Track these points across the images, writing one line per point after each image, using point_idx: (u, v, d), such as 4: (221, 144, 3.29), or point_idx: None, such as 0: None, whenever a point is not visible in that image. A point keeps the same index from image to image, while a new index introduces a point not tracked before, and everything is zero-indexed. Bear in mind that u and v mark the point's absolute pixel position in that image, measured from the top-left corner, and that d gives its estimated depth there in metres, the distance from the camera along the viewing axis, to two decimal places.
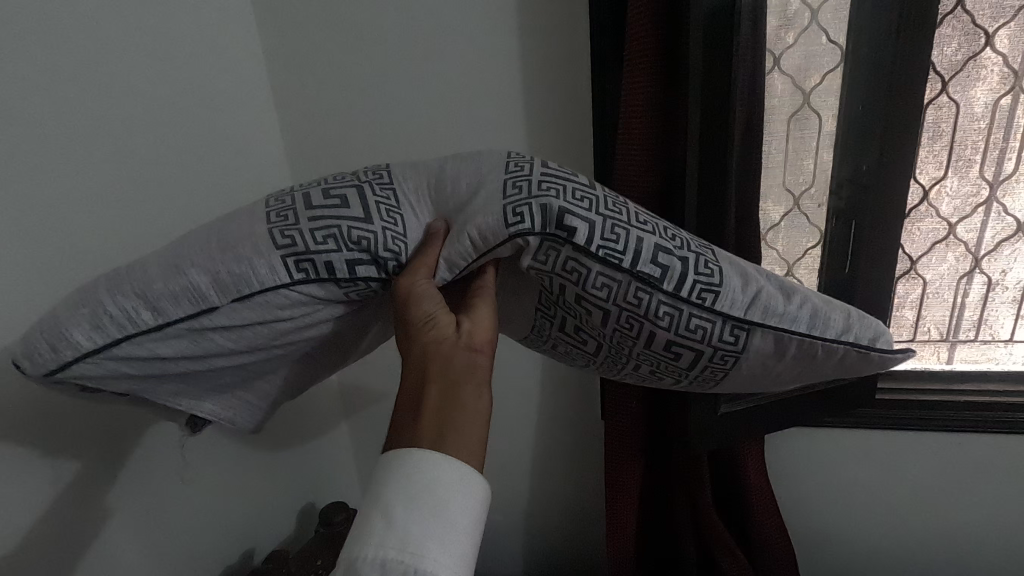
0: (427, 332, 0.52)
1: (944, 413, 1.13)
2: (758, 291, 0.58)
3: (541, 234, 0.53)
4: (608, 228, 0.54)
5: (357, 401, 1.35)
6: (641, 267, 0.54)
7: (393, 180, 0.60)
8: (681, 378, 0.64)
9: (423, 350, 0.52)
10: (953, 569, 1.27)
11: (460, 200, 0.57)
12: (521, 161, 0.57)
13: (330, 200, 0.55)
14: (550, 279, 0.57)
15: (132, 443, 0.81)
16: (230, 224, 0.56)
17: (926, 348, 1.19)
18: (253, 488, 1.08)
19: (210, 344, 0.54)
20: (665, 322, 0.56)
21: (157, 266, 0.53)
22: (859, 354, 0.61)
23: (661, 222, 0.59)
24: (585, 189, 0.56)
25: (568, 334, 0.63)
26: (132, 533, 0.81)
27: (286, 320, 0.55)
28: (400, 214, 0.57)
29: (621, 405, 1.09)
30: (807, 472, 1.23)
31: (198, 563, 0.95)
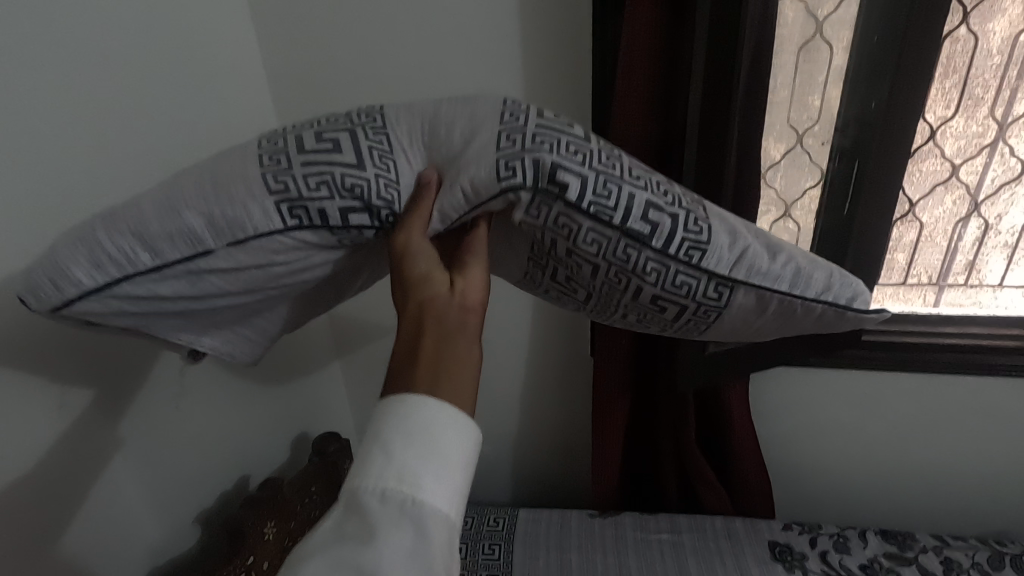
0: (422, 289, 0.51)
1: (928, 355, 1.15)
2: (745, 248, 0.56)
3: (533, 189, 0.50)
4: (599, 183, 0.51)
5: (345, 337, 1.35)
6: (631, 224, 0.52)
7: (387, 123, 0.57)
8: (666, 330, 0.63)
9: (421, 305, 0.51)
10: (917, 502, 1.34)
11: (455, 148, 0.55)
12: (517, 110, 0.55)
13: (322, 144, 0.53)
14: (542, 234, 0.55)
15: (135, 378, 0.80)
16: (223, 163, 0.54)
17: (914, 292, 1.20)
18: (247, 419, 1.09)
19: (210, 285, 0.52)
20: (652, 277, 0.55)
21: (154, 206, 0.51)
22: (836, 314, 0.60)
23: (653, 175, 0.56)
24: (579, 143, 0.53)
25: (558, 283, 0.62)
26: (135, 466, 0.82)
27: (281, 266, 0.54)
28: (394, 160, 0.54)
29: (611, 346, 1.10)
30: (788, 411, 1.26)
31: (199, 492, 0.96)
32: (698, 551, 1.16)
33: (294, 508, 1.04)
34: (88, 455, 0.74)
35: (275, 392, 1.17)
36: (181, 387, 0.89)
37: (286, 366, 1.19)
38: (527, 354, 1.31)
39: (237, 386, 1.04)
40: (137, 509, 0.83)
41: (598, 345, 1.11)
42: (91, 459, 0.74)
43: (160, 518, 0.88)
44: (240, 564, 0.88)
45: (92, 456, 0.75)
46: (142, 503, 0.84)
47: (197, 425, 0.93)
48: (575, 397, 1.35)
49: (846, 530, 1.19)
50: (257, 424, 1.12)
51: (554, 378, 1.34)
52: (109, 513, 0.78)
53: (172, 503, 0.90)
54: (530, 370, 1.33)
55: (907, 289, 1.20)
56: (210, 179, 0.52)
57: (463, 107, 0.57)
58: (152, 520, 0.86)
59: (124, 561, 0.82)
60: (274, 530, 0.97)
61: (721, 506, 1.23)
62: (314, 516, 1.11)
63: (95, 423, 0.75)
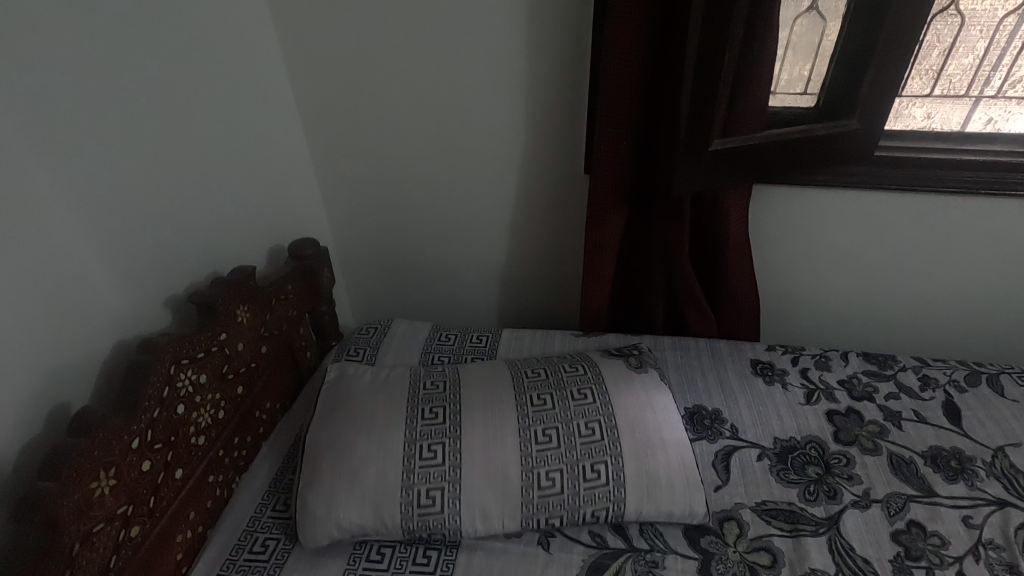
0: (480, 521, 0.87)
1: (945, 174, 1.13)
2: (729, 485, 0.95)
3: (569, 480, 0.89)
4: (603, 457, 0.91)
5: (331, 147, 1.29)
6: (595, 466, 0.90)
7: (463, 409, 0.95)
8: (679, 504, 0.88)
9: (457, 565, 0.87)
10: (904, 333, 1.37)
11: (506, 433, 0.92)
12: (535, 378, 1.01)
13: (426, 467, 0.88)
14: (580, 463, 0.90)
15: (78, 104, 0.75)
16: (352, 448, 0.90)
17: (942, 105, 1.17)
18: (224, 206, 1.05)
19: (345, 488, 0.87)
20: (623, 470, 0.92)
21: (323, 462, 0.90)
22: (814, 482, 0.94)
23: (624, 416, 0.95)
24: (594, 424, 0.94)
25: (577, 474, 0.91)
26: (75, 212, 0.77)
27: (379, 535, 0.87)
28: (463, 436, 0.91)
29: (610, 149, 1.05)
30: (786, 233, 1.25)
31: (168, 266, 0.92)
32: (680, 366, 1.17)
33: (271, 302, 1.03)
34: (27, 171, 0.70)
35: (251, 185, 1.12)
36: (134, 134, 0.84)
37: (260, 161, 1.14)
38: (516, 167, 1.26)
39: (208, 163, 1.00)
40: (98, 254, 0.81)
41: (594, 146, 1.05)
42: (31, 176, 0.71)
43: (127, 274, 0.85)
44: (215, 336, 0.88)
45: (33, 174, 0.71)
46: (103, 250, 0.81)
47: (160, 185, 0.90)
48: (565, 218, 1.31)
49: (828, 353, 1.20)
50: (234, 214, 1.08)
51: (544, 197, 1.29)
52: (64, 246, 0.76)
53: (139, 263, 0.87)
54: (520, 187, 1.28)
55: (939, 100, 1.17)
56: (331, 420, 0.96)
57: (501, 417, 0.94)
58: (117, 272, 0.84)
59: (89, 307, 0.80)
60: (250, 315, 0.97)
61: (707, 328, 1.26)
62: (292, 317, 1.11)
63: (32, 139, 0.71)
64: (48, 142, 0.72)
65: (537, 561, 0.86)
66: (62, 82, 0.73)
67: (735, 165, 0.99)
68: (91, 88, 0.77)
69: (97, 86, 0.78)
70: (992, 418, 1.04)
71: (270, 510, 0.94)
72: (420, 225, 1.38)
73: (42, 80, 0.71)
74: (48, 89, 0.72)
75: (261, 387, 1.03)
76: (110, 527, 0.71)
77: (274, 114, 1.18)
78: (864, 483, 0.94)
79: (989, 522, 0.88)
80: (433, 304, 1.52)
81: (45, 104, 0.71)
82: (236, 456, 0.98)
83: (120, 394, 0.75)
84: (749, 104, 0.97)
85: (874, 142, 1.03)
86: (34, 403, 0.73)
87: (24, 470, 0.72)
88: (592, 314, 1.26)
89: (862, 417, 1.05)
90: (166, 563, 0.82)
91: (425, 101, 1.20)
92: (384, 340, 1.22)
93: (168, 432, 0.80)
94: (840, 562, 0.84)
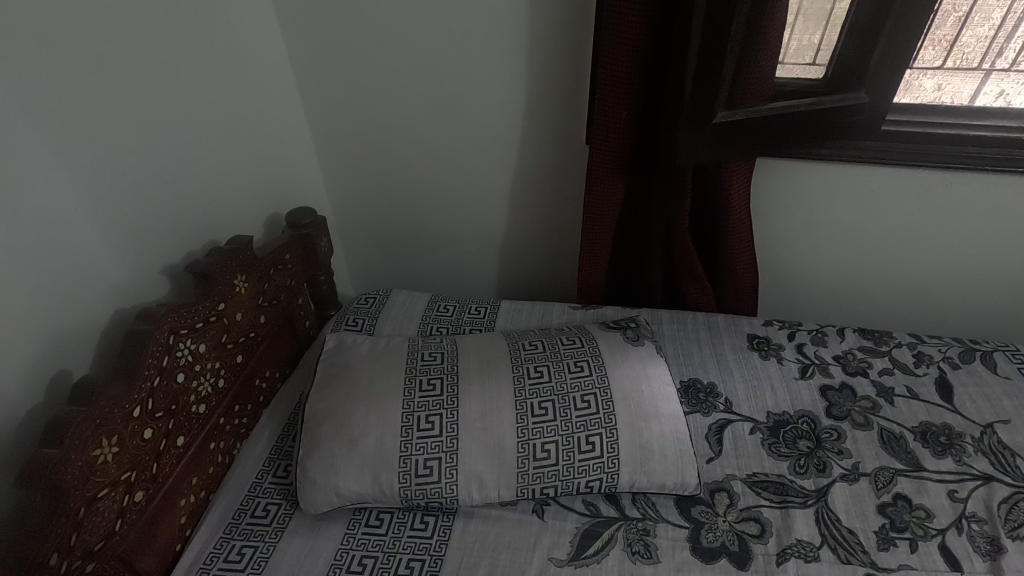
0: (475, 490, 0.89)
1: (952, 150, 1.11)
2: (718, 458, 0.96)
3: (562, 452, 0.90)
4: (597, 429, 0.92)
5: (327, 112, 1.26)
6: (589, 438, 0.91)
7: (460, 379, 0.96)
8: (670, 477, 0.90)
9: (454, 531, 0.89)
10: (900, 309, 1.37)
11: (501, 405, 0.93)
12: (532, 350, 1.02)
13: (423, 438, 0.90)
14: (575, 436, 0.91)
15: (64, 65, 0.73)
16: (349, 418, 0.91)
17: (954, 78, 1.15)
18: (219, 173, 1.03)
19: (342, 459, 0.88)
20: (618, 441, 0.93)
21: (321, 432, 0.91)
22: (802, 457, 0.96)
23: (620, 389, 0.96)
24: (589, 396, 0.95)
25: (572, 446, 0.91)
26: (70, 181, 0.76)
27: (375, 503, 0.89)
28: (457, 408, 0.92)
29: (610, 118, 1.02)
30: (788, 208, 1.24)
31: (165, 235, 0.92)
32: (676, 339, 1.18)
33: (268, 271, 1.02)
34: (16, 136, 0.68)
35: (246, 151, 1.10)
36: (123, 98, 0.82)
37: (255, 126, 1.11)
38: (517, 136, 1.23)
39: (201, 127, 0.97)
40: (92, 222, 0.79)
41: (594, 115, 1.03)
42: (20, 141, 0.69)
43: (122, 243, 0.84)
44: (213, 306, 0.89)
45: (20, 139, 0.69)
46: (96, 218, 0.80)
47: (152, 151, 0.87)
48: (566, 190, 1.30)
49: (825, 328, 1.20)
50: (230, 181, 1.06)
51: (545, 168, 1.27)
52: (55, 213, 0.74)
53: (134, 231, 0.86)
54: (521, 156, 1.26)
55: (950, 72, 1.14)
56: (328, 390, 0.96)
57: (494, 390, 0.94)
58: (113, 240, 0.83)
59: (85, 275, 0.79)
60: (247, 284, 0.97)
61: (705, 302, 1.27)
62: (290, 287, 1.11)
63: (17, 101, 0.68)
64: (34, 105, 0.70)
65: (531, 528, 0.88)
66: (45, 42, 0.70)
67: (739, 138, 0.97)
68: (77, 48, 0.74)
69: (83, 46, 0.75)
70: (983, 394, 1.05)
71: (271, 476, 0.96)
72: (419, 194, 1.37)
73: (24, 39, 0.68)
74: (31, 49, 0.69)
75: (260, 355, 1.04)
76: (114, 492, 0.73)
77: (268, 76, 1.14)
78: (853, 457, 0.96)
79: (974, 496, 0.90)
80: (431, 274, 1.52)
81: (29, 65, 0.69)
82: (237, 423, 0.99)
83: (120, 363, 0.76)
84: (757, 77, 0.95)
85: (881, 115, 1.01)
86: (34, 371, 0.73)
87: (27, 436, 0.73)
88: (588, 287, 1.27)
89: (855, 393, 1.06)
90: (170, 525, 0.84)
91: (427, 68, 1.17)
92: (383, 310, 1.22)
93: (168, 400, 0.81)
94: (826, 533, 0.86)
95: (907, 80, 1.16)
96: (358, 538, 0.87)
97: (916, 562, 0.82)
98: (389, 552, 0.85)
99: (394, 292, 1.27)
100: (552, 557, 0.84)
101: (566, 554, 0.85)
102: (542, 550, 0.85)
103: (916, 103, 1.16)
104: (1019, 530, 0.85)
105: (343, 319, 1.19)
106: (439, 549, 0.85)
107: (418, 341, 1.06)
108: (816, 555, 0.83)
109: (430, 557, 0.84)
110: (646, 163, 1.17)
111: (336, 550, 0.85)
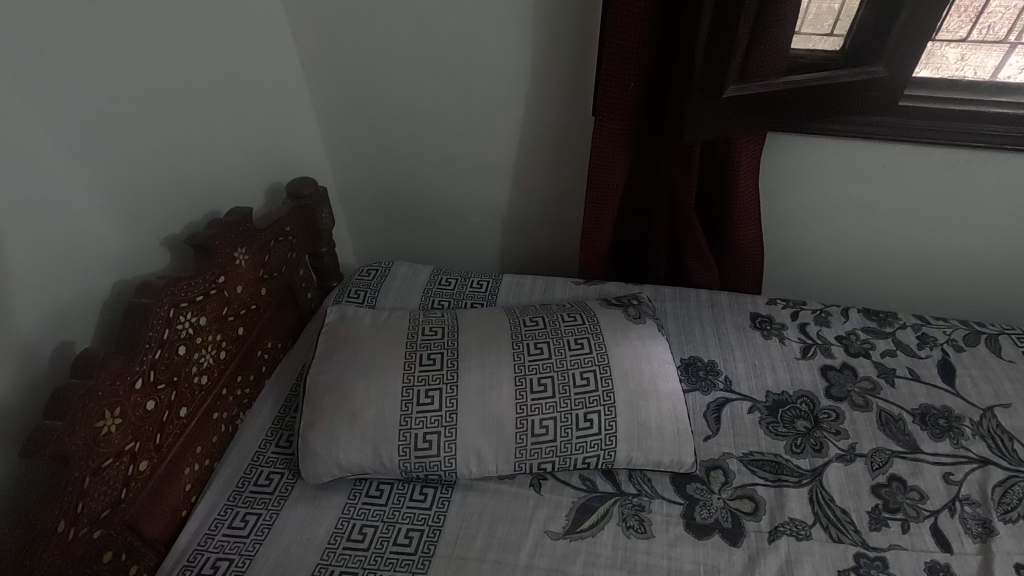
0: (474, 464, 0.90)
1: (971, 127, 1.08)
2: (714, 435, 0.97)
3: (558, 430, 0.91)
4: (596, 404, 0.92)
5: (326, 78, 1.23)
6: (588, 415, 0.92)
7: (460, 354, 0.96)
8: (667, 456, 0.91)
9: (450, 501, 0.90)
10: (906, 289, 1.36)
11: (500, 381, 0.93)
12: (534, 326, 1.02)
13: (423, 411, 0.90)
14: (574, 413, 0.92)
15: (53, 28, 0.70)
16: (349, 391, 0.92)
17: (978, 51, 1.11)
18: (220, 141, 1.01)
19: (342, 433, 0.89)
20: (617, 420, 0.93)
21: (323, 404, 0.92)
22: (800, 438, 0.96)
23: (620, 367, 0.96)
24: (589, 371, 0.95)
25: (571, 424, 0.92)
26: (70, 151, 0.75)
27: (375, 474, 0.91)
28: (456, 383, 0.93)
29: (618, 90, 0.99)
30: (798, 184, 1.22)
31: (166, 206, 0.91)
32: (678, 317, 1.17)
33: (269, 243, 1.02)
34: (7, 103, 0.67)
35: (246, 119, 1.07)
36: (117, 62, 0.79)
37: (255, 94, 1.09)
38: (522, 106, 1.20)
39: (203, 96, 0.96)
40: (92, 192, 0.79)
41: (602, 88, 1.00)
42: (11, 108, 0.67)
43: (121, 214, 0.83)
44: (213, 279, 0.88)
45: (13, 106, 0.67)
46: (93, 188, 0.79)
47: (150, 118, 0.86)
48: (571, 162, 1.27)
49: (829, 308, 1.19)
50: (229, 150, 1.04)
51: (550, 139, 1.24)
52: (51, 184, 0.73)
53: (132, 202, 0.85)
54: (526, 127, 1.23)
55: (975, 43, 1.10)
56: (331, 362, 0.97)
57: (494, 366, 0.95)
58: (113, 211, 0.82)
59: (84, 247, 0.79)
60: (248, 257, 0.96)
61: (709, 279, 1.26)
62: (292, 258, 1.10)
63: (9, 68, 0.66)
64: (26, 69, 0.68)
65: (528, 501, 0.90)
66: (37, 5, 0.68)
67: (750, 113, 0.94)
68: (67, 10, 0.72)
69: (72, 7, 0.72)
70: (985, 377, 1.04)
71: (274, 445, 0.98)
72: (422, 165, 1.34)
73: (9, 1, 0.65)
74: (20, 12, 0.66)
75: (261, 326, 1.04)
76: (119, 462, 0.75)
77: (268, 40, 1.11)
78: (850, 438, 0.96)
79: (969, 479, 0.90)
80: (434, 246, 1.51)
81: (17, 27, 0.66)
82: (240, 393, 1.00)
83: (121, 335, 0.76)
84: (771, 49, 0.91)
85: (897, 94, 0.97)
86: (34, 342, 0.73)
87: (29, 407, 0.74)
88: (591, 261, 1.26)
89: (856, 374, 1.06)
90: (175, 493, 0.86)
91: (428, 34, 1.13)
92: (385, 282, 1.21)
93: (170, 373, 0.82)
94: (819, 512, 0.87)
95: (929, 50, 1.11)
96: (358, 508, 0.89)
97: (907, 543, 0.83)
98: (389, 522, 0.87)
99: (396, 264, 1.27)
100: (548, 530, 0.86)
101: (562, 527, 0.86)
102: (538, 523, 0.87)
103: (936, 75, 1.12)
104: (1010, 513, 0.86)
105: (345, 290, 1.19)
106: (439, 520, 0.87)
107: (419, 314, 1.06)
108: (808, 533, 0.85)
109: (428, 528, 0.86)
110: (653, 135, 1.14)
111: (338, 518, 0.88)
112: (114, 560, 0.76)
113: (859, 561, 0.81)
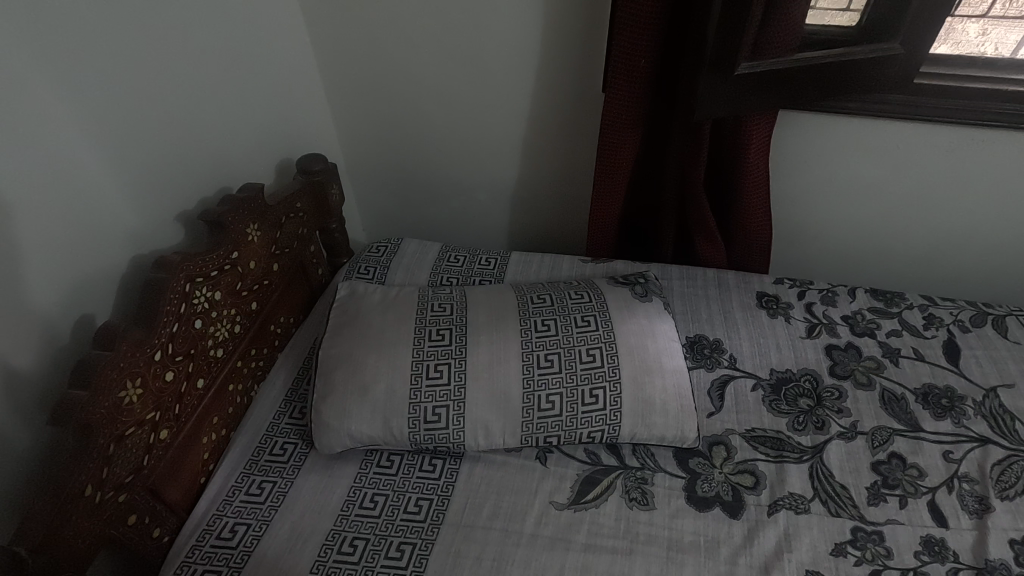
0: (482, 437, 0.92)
1: (988, 106, 1.06)
2: (715, 413, 0.99)
3: (562, 406, 0.93)
4: (601, 379, 0.94)
5: (336, 53, 1.22)
6: (594, 392, 0.93)
7: (467, 329, 0.98)
8: (672, 432, 0.92)
9: (458, 471, 0.93)
10: (915, 269, 1.36)
11: (506, 356, 0.95)
12: (541, 304, 1.03)
13: (432, 385, 0.92)
14: (580, 389, 0.93)
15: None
16: (361, 365, 0.94)
17: (998, 28, 1.09)
18: (232, 119, 1.02)
19: (352, 407, 0.92)
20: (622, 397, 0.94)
21: (335, 375, 0.94)
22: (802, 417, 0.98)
23: (625, 344, 0.97)
24: (595, 347, 0.97)
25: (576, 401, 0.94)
26: (88, 131, 0.76)
27: (385, 446, 0.93)
28: (463, 357, 0.95)
29: (629, 65, 0.98)
30: (809, 164, 1.21)
31: (182, 184, 0.92)
32: (685, 295, 1.19)
33: (281, 219, 1.03)
34: (21, 78, 0.67)
35: (258, 96, 1.08)
36: (131, 40, 0.80)
37: (265, 69, 1.09)
38: (531, 82, 1.19)
39: (216, 74, 0.96)
40: (110, 171, 0.80)
41: (613, 64, 0.99)
42: (25, 84, 0.68)
43: (136, 192, 0.85)
44: (227, 254, 0.90)
45: (22, 79, 0.68)
46: (103, 161, 0.79)
47: (161, 93, 0.86)
48: (580, 138, 1.27)
49: (836, 288, 1.20)
50: (240, 125, 1.04)
51: (559, 116, 1.24)
52: (70, 163, 0.75)
53: (147, 177, 0.86)
54: (535, 103, 1.22)
55: (996, 19, 1.08)
56: (344, 335, 0.99)
57: (501, 343, 0.96)
58: (129, 189, 0.84)
59: (103, 224, 0.80)
60: (260, 233, 0.98)
61: (716, 257, 1.26)
62: (302, 235, 1.12)
63: (27, 48, 0.67)
64: (32, 42, 0.68)
65: (534, 473, 0.92)
66: None
67: (762, 91, 0.93)
68: None
69: None
70: (991, 358, 1.05)
71: (287, 417, 1.00)
72: (431, 141, 1.34)
73: None
74: None
75: (273, 302, 1.06)
76: (141, 430, 0.78)
77: (277, 13, 1.10)
78: (852, 416, 0.97)
79: (969, 457, 0.92)
80: (442, 222, 1.52)
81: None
82: (253, 366, 1.03)
83: (140, 310, 0.78)
84: (785, 24, 0.90)
85: (913, 71, 0.96)
86: (55, 316, 0.75)
87: (51, 378, 0.76)
88: (599, 239, 1.26)
89: (860, 353, 1.06)
90: (194, 460, 0.90)
91: (438, 8, 1.11)
92: (395, 258, 1.23)
93: (187, 346, 0.85)
94: (818, 487, 0.89)
95: (949, 25, 1.10)
96: (370, 477, 0.92)
97: (904, 518, 0.85)
98: (399, 491, 0.90)
99: (405, 240, 1.28)
100: (553, 500, 0.89)
101: (566, 498, 0.89)
102: (544, 493, 0.90)
103: (956, 51, 1.10)
104: (1008, 491, 0.88)
105: (355, 266, 1.20)
106: (446, 491, 0.90)
107: (427, 290, 1.07)
108: (806, 507, 0.87)
109: (437, 498, 0.89)
110: (664, 111, 1.13)
111: (350, 487, 0.91)
112: (137, 522, 0.80)
113: (855, 534, 0.84)
